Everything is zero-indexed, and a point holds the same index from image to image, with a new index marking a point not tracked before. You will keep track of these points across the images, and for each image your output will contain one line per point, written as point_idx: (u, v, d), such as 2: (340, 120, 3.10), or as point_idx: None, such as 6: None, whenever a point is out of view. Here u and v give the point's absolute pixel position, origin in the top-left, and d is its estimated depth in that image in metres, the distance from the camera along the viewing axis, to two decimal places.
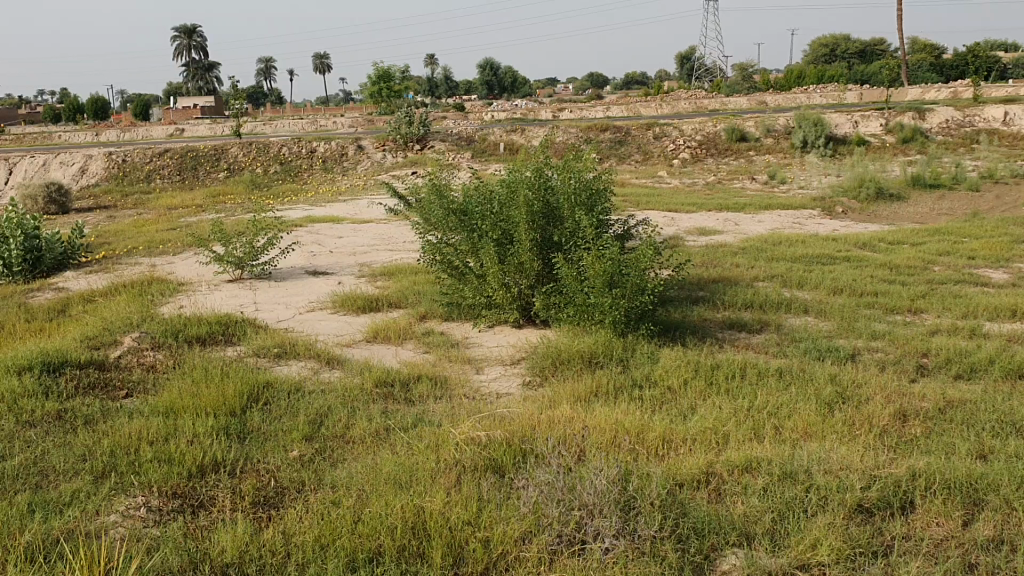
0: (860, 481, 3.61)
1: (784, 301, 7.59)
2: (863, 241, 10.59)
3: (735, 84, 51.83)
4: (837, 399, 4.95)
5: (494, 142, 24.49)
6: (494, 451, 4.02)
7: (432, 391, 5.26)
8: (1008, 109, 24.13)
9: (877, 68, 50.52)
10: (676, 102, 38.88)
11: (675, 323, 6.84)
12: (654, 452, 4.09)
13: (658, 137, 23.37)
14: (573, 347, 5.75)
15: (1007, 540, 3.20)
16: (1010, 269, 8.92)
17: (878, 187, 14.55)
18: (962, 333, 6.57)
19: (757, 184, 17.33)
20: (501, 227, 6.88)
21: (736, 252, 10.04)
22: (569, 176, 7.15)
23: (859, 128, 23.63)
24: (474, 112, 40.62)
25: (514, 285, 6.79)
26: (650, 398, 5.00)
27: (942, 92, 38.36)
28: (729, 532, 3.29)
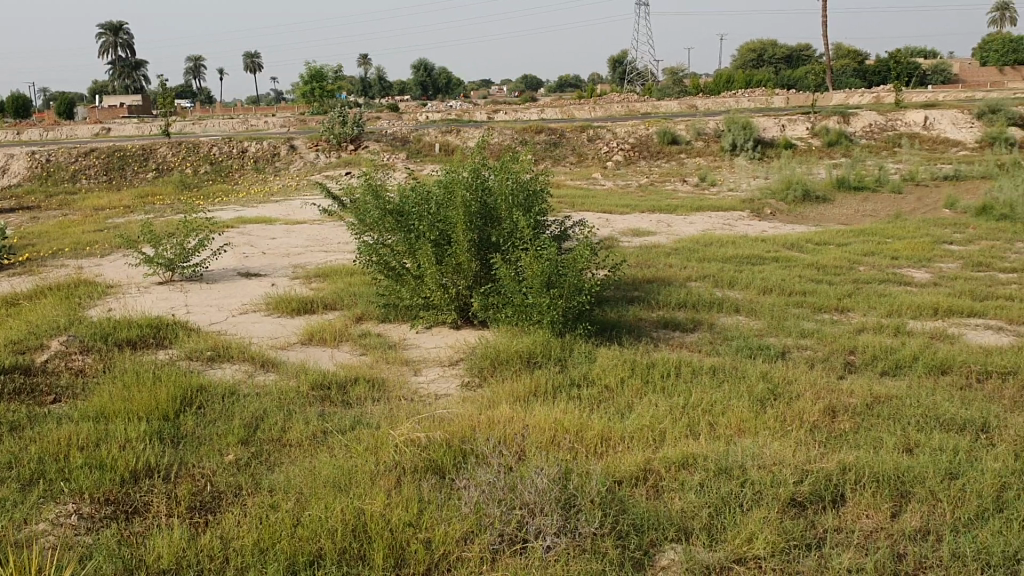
0: (793, 475, 3.70)
1: (717, 300, 7.73)
2: (791, 241, 10.84)
3: (667, 88, 52.59)
4: (769, 395, 5.07)
5: (429, 142, 24.43)
6: (434, 452, 4.02)
7: (369, 393, 5.23)
8: (928, 114, 24.95)
9: (803, 73, 51.72)
10: (609, 106, 39.32)
11: (612, 323, 6.90)
12: (592, 451, 4.13)
13: (591, 139, 23.58)
14: (512, 347, 5.77)
15: (934, 530, 3.31)
16: (931, 269, 9.22)
17: (805, 189, 14.91)
18: (887, 331, 6.76)
19: (689, 186, 17.62)
20: (439, 227, 6.87)
21: (669, 252, 10.19)
22: (506, 177, 7.19)
23: (786, 132, 24.19)
24: (408, 112, 40.49)
25: (451, 286, 6.79)
26: (587, 397, 5.05)
27: (864, 97, 39.46)
28: (668, 528, 3.35)
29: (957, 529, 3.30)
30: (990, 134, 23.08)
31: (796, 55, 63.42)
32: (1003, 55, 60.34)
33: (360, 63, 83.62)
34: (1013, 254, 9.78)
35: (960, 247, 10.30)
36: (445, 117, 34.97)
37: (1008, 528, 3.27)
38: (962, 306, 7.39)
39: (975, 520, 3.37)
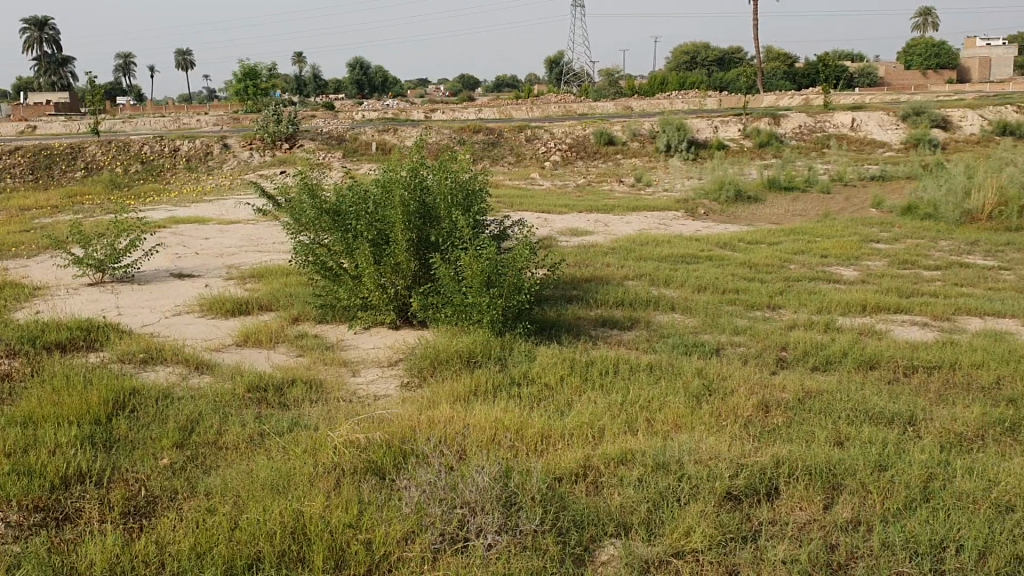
0: (728, 469, 3.76)
1: (653, 298, 7.82)
2: (725, 241, 11.03)
3: (603, 89, 53.06)
4: (704, 391, 5.16)
5: (366, 141, 24.25)
6: (374, 453, 3.99)
7: (306, 394, 5.18)
8: (855, 117, 25.61)
9: (735, 75, 52.60)
10: (546, 106, 39.53)
11: (551, 322, 6.94)
12: (532, 449, 4.15)
13: (529, 139, 23.66)
14: (451, 347, 5.76)
15: (865, 521, 3.40)
16: (858, 267, 9.47)
17: (738, 189, 15.17)
18: (817, 327, 6.93)
19: (625, 186, 17.81)
20: (377, 227, 6.82)
21: (606, 252, 10.29)
22: (444, 177, 7.18)
23: (719, 133, 24.60)
24: (345, 111, 40.17)
25: (389, 286, 6.75)
26: (527, 396, 5.07)
27: (794, 100, 40.31)
28: (607, 524, 3.38)
29: (887, 519, 3.39)
30: (913, 136, 23.78)
31: (728, 57, 64.48)
32: (926, 60, 62.20)
33: (296, 61, 82.62)
34: (936, 252, 10.09)
35: (886, 246, 10.59)
36: (381, 115, 34.74)
37: (935, 516, 3.38)
38: (889, 303, 7.61)
39: (903, 510, 3.47)
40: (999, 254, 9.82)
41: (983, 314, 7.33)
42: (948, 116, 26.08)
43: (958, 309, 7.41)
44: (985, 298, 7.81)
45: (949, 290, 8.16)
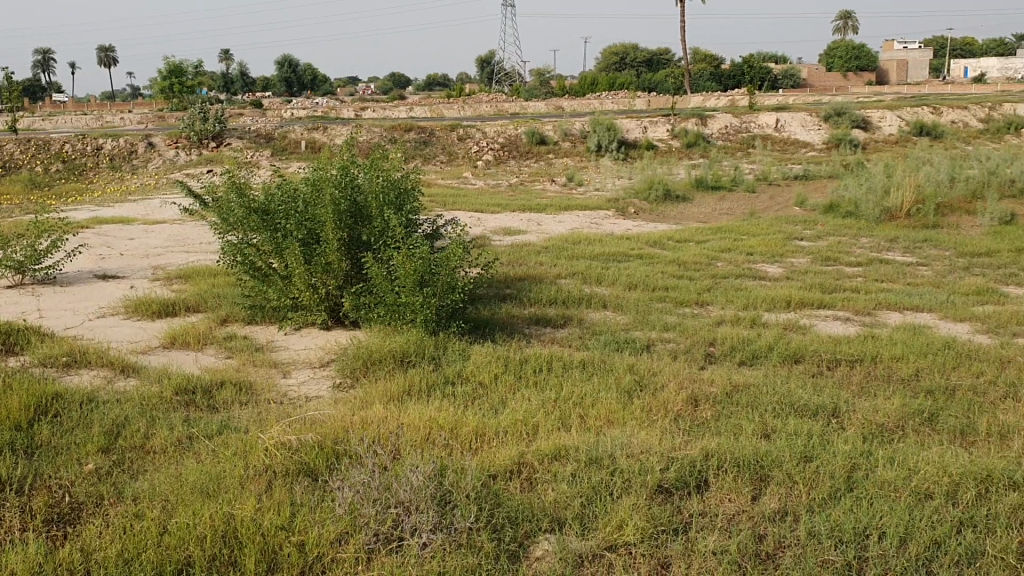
0: (659, 463, 3.83)
1: (585, 296, 7.89)
2: (655, 239, 11.17)
3: (534, 89, 53.27)
4: (635, 387, 5.23)
5: (295, 139, 23.92)
6: (306, 454, 3.95)
7: (236, 396, 5.11)
8: (778, 117, 26.18)
9: (664, 76, 53.29)
10: (477, 105, 39.56)
11: (484, 321, 6.95)
12: (466, 447, 4.16)
13: (461, 138, 23.62)
14: (384, 347, 5.73)
15: (791, 511, 3.49)
16: (783, 264, 9.69)
17: (666, 189, 15.38)
18: (744, 323, 7.08)
19: (557, 186, 17.92)
20: (307, 226, 6.75)
21: (539, 250, 10.33)
22: (376, 176, 7.14)
23: (648, 133, 24.91)
24: (273, 109, 39.58)
25: (320, 286, 6.69)
26: (461, 394, 5.08)
27: (720, 101, 41.00)
28: (542, 519, 3.41)
29: (813, 509, 3.49)
30: (835, 136, 24.42)
31: (657, 58, 65.28)
32: (847, 62, 63.90)
33: (223, 59, 80.99)
34: (857, 249, 10.39)
35: (809, 243, 10.87)
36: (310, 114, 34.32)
37: (858, 505, 3.48)
38: (813, 298, 7.80)
39: (828, 499, 3.57)
40: (917, 251, 10.16)
41: (902, 308, 7.57)
42: (867, 116, 26.85)
43: (879, 304, 7.65)
44: (903, 293, 8.07)
45: (869, 285, 8.41)
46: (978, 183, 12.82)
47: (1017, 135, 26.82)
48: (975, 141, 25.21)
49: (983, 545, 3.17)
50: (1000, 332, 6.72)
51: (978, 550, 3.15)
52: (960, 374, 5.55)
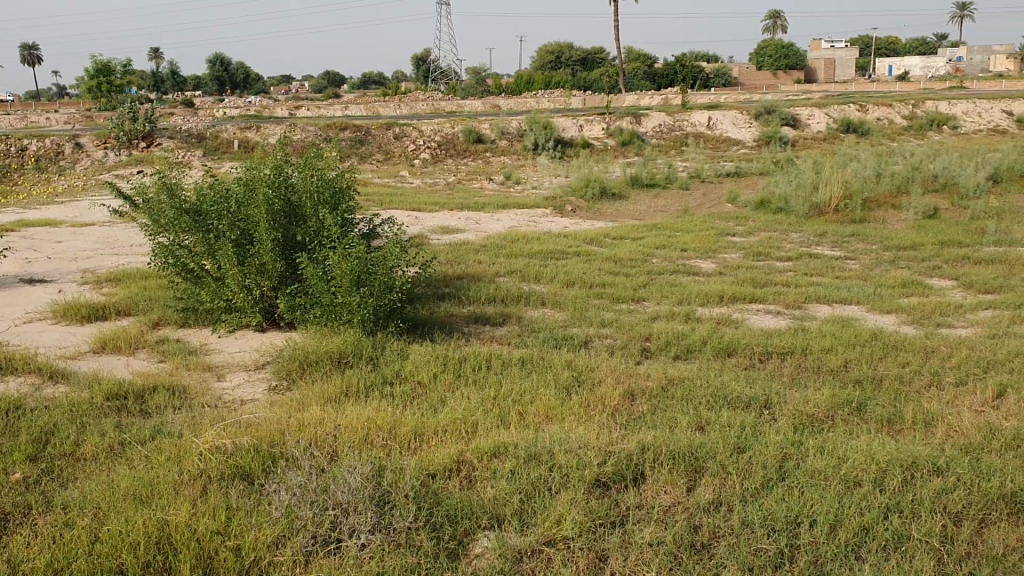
0: (597, 457, 3.87)
1: (523, 294, 7.92)
2: (592, 237, 11.26)
3: (470, 88, 53.23)
4: (574, 383, 5.27)
5: (228, 138, 23.53)
6: (242, 458, 3.90)
7: (170, 400, 5.02)
8: (711, 115, 26.56)
9: (598, 75, 53.68)
10: (413, 104, 39.32)
11: (423, 320, 6.93)
12: (405, 446, 4.15)
13: (397, 137, 23.49)
14: (321, 348, 5.69)
15: (726, 502, 3.55)
16: (716, 260, 9.85)
17: (603, 186, 15.49)
18: (679, 317, 7.19)
19: (494, 184, 17.93)
20: (240, 226, 6.66)
21: (476, 249, 10.34)
22: (310, 175, 7.08)
23: (584, 132, 25.07)
24: (205, 108, 38.86)
25: (255, 287, 6.61)
26: (400, 394, 5.06)
27: (654, 100, 41.53)
28: (481, 516, 3.42)
29: (746, 498, 3.56)
30: (765, 134, 24.93)
31: (592, 57, 65.77)
32: (776, 61, 65.12)
33: (152, 57, 79.25)
34: (788, 244, 10.61)
35: (742, 239, 11.06)
36: (243, 113, 33.82)
37: (789, 494, 3.56)
38: (745, 293, 7.95)
39: (761, 489, 3.65)
40: (845, 245, 10.42)
41: (831, 301, 7.76)
42: (796, 114, 27.40)
43: (809, 297, 7.83)
44: (832, 286, 8.27)
45: (800, 280, 8.60)
46: (903, 178, 13.20)
47: (938, 132, 27.67)
48: (899, 138, 25.91)
49: (908, 530, 3.27)
50: (924, 323, 6.93)
51: (903, 534, 3.25)
52: (886, 364, 5.71)
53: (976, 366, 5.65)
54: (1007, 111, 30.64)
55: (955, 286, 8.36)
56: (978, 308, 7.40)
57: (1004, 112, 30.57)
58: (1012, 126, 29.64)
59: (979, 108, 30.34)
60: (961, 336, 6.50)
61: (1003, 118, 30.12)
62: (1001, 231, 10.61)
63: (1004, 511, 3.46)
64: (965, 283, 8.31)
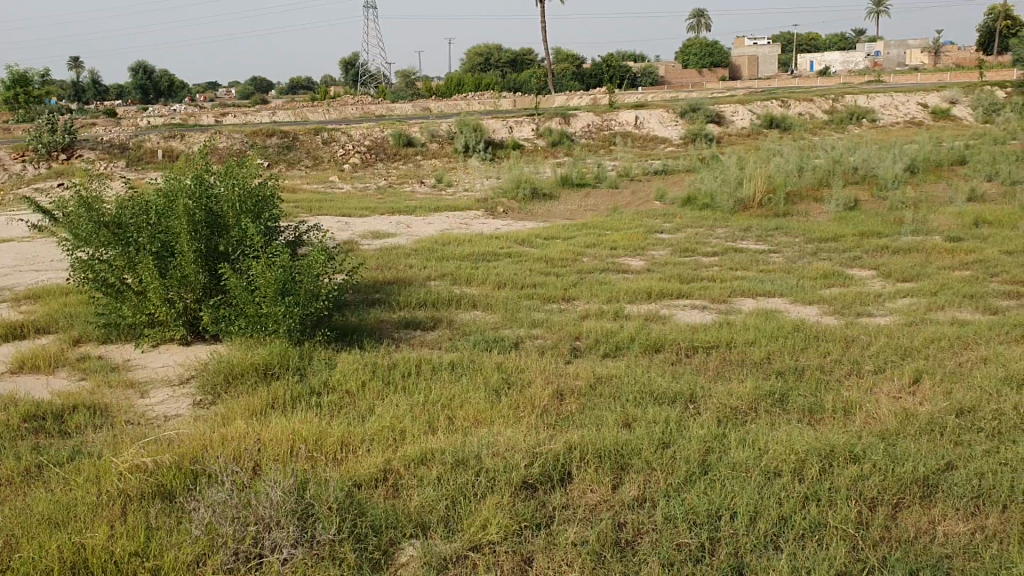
0: (524, 459, 3.88)
1: (454, 297, 7.91)
2: (523, 237, 11.29)
3: (400, 91, 52.91)
4: (503, 385, 5.28)
5: (151, 148, 22.99)
6: (163, 477, 3.82)
7: (90, 420, 4.89)
8: (638, 114, 26.83)
9: (528, 76, 53.87)
10: (342, 109, 38.91)
11: (352, 327, 6.87)
12: (332, 458, 4.10)
13: (326, 142, 23.24)
14: (246, 360, 5.60)
15: (650, 497, 3.59)
16: (645, 257, 9.96)
17: (533, 187, 15.53)
18: (608, 316, 7.25)
19: (425, 188, 17.85)
20: (161, 238, 6.52)
21: (408, 253, 10.29)
22: (232, 184, 6.97)
23: (514, 133, 25.11)
24: (127, 118, 37.88)
25: (178, 300, 6.48)
26: (327, 404, 5.01)
27: (583, 100, 41.82)
28: (405, 525, 3.39)
29: (670, 494, 3.60)
30: (691, 131, 25.29)
31: (520, 58, 65.97)
32: (701, 60, 66.02)
33: (73, 66, 77.26)
34: (714, 239, 10.78)
35: (669, 236, 11.20)
36: (167, 121, 33.10)
37: (711, 487, 3.61)
38: (672, 289, 8.05)
39: (685, 483, 3.69)
40: (770, 238, 10.62)
41: (755, 295, 7.90)
42: (721, 111, 27.83)
43: (734, 291, 7.96)
44: (756, 280, 8.42)
45: (725, 274, 8.74)
46: (824, 172, 13.51)
47: (858, 126, 28.34)
48: (821, 132, 26.49)
49: (825, 518, 3.34)
50: (845, 313, 7.10)
51: (821, 523, 3.32)
52: (808, 355, 5.84)
53: (894, 353, 5.81)
54: (922, 104, 31.56)
55: (874, 276, 8.58)
56: (897, 296, 7.60)
57: (919, 104, 31.47)
58: (928, 117, 30.52)
59: (896, 101, 31.20)
60: (880, 325, 6.66)
61: (919, 110, 31.01)
62: (917, 221, 10.92)
63: (917, 494, 3.56)
64: (883, 272, 8.53)
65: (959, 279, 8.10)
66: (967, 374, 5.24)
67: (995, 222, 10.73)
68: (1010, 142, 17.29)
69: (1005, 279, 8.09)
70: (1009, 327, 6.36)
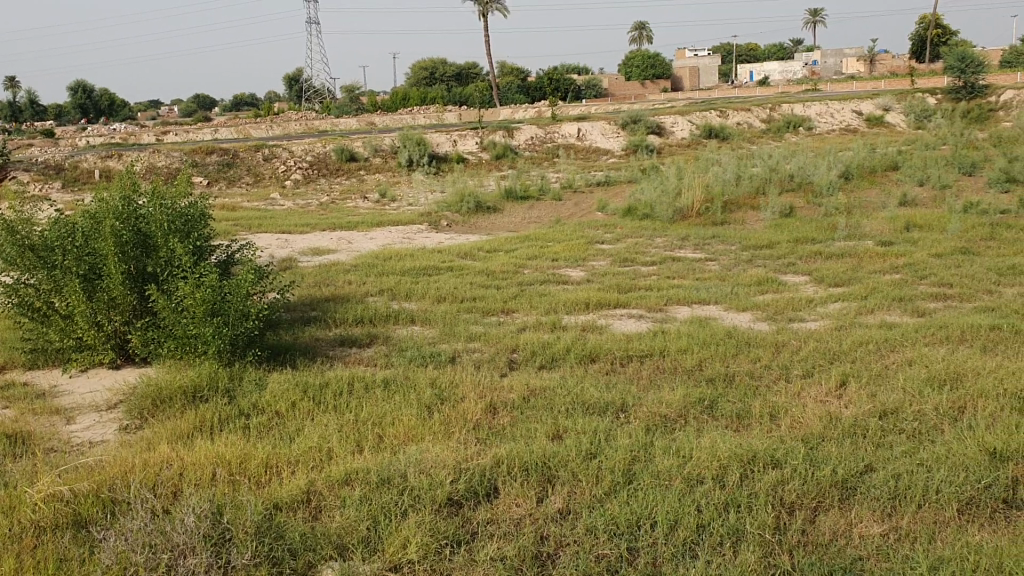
0: (449, 475, 3.84)
1: (392, 313, 7.85)
2: (465, 250, 11.27)
3: (343, 103, 52.47)
4: (436, 401, 5.24)
5: (88, 169, 22.52)
6: (80, 505, 3.72)
7: (10, 448, 4.76)
8: (580, 127, 27.06)
9: (472, 90, 53.93)
10: (286, 124, 38.55)
11: (285, 346, 6.76)
12: (256, 481, 4.04)
13: (267, 159, 22.98)
14: (175, 382, 5.48)
15: (574, 510, 3.59)
16: (585, 267, 10.00)
17: (477, 200, 15.51)
18: (545, 327, 7.25)
19: (369, 203, 17.74)
20: (87, 261, 6.36)
21: (347, 269, 10.19)
22: (160, 204, 6.80)
23: (458, 146, 25.11)
24: (65, 137, 37.17)
25: (106, 324, 6.33)
26: (255, 426, 4.93)
27: (526, 113, 42.03)
28: (325, 547, 3.34)
29: (594, 505, 3.60)
30: (632, 142, 25.49)
31: (465, 72, 66.15)
32: (643, 72, 66.72)
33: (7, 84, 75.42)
34: (653, 248, 10.87)
35: (610, 246, 11.28)
36: (105, 141, 32.45)
37: (635, 497, 3.63)
38: (609, 298, 8.09)
39: (608, 493, 3.70)
40: (706, 247, 10.71)
41: (691, 304, 7.95)
42: (662, 122, 28.19)
43: (670, 300, 8.01)
44: (692, 288, 8.48)
45: (662, 283, 8.81)
46: (760, 180, 13.72)
47: (795, 134, 28.94)
48: (758, 142, 26.99)
49: (744, 524, 3.37)
50: (776, 319, 7.18)
51: (738, 529, 3.34)
52: (739, 361, 5.90)
53: (822, 358, 5.88)
54: (856, 111, 32.25)
55: (807, 281, 8.70)
56: (829, 301, 7.72)
57: (853, 112, 32.12)
58: (862, 124, 31.26)
59: (831, 109, 31.83)
60: (810, 330, 6.76)
61: (853, 118, 31.72)
62: (850, 227, 11.13)
63: (835, 496, 3.62)
64: (816, 278, 8.67)
65: (889, 283, 8.27)
66: (891, 376, 5.34)
67: (925, 227, 10.95)
68: (940, 147, 17.76)
69: (932, 281, 8.26)
70: (935, 329, 6.48)
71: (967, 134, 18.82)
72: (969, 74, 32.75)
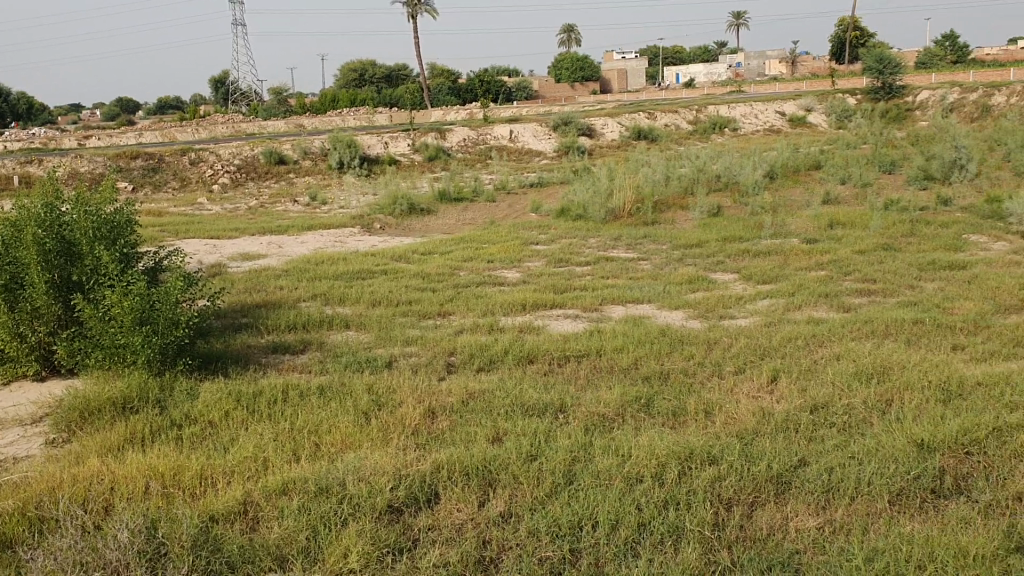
0: (389, 482, 3.82)
1: (326, 318, 7.76)
2: (399, 253, 11.20)
3: (271, 105, 51.70)
4: (373, 407, 5.20)
5: (5, 175, 21.77)
6: (5, 524, 3.60)
7: None
8: (511, 128, 27.13)
9: (403, 92, 53.67)
10: (212, 128, 37.82)
11: (217, 354, 6.63)
12: (190, 493, 3.95)
13: (193, 163, 22.52)
14: (103, 394, 5.33)
15: (515, 513, 3.60)
16: (519, 269, 10.03)
17: (410, 203, 15.43)
18: (481, 329, 7.26)
19: (300, 207, 17.51)
20: (8, 270, 6.15)
21: (279, 274, 10.04)
22: (84, 210, 6.60)
23: (389, 148, 24.95)
24: None
25: (29, 335, 6.13)
26: (188, 437, 4.83)
27: (457, 115, 42.02)
28: (264, 559, 3.29)
29: (535, 507, 3.61)
30: (563, 143, 25.65)
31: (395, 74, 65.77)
32: (573, 74, 67.23)
33: None
34: (586, 249, 10.95)
35: (543, 247, 11.34)
36: (23, 146, 31.40)
37: (575, 497, 3.65)
38: (545, 299, 8.13)
39: (548, 495, 3.72)
40: (638, 247, 10.84)
41: (625, 303, 8.03)
42: (592, 124, 28.45)
43: (604, 300, 8.08)
44: (626, 288, 8.57)
45: (596, 283, 8.88)
46: (689, 180, 13.93)
47: (721, 135, 29.47)
48: (686, 142, 27.42)
49: (683, 521, 3.41)
50: (708, 317, 7.30)
51: (678, 526, 3.39)
52: (673, 359, 5.98)
53: (753, 354, 6.00)
54: (779, 112, 32.99)
55: (737, 279, 8.86)
56: (758, 298, 7.88)
57: (777, 113, 32.84)
58: (785, 125, 31.99)
59: (756, 110, 32.51)
60: (741, 327, 6.89)
61: (777, 118, 32.45)
62: (777, 225, 11.38)
63: (771, 491, 3.69)
64: (746, 275, 8.85)
65: (816, 279, 8.47)
66: (820, 370, 5.47)
67: (848, 224, 11.25)
68: (860, 146, 18.27)
69: (856, 277, 8.49)
70: (860, 323, 6.67)
71: (885, 133, 19.39)
72: (886, 75, 33.69)
